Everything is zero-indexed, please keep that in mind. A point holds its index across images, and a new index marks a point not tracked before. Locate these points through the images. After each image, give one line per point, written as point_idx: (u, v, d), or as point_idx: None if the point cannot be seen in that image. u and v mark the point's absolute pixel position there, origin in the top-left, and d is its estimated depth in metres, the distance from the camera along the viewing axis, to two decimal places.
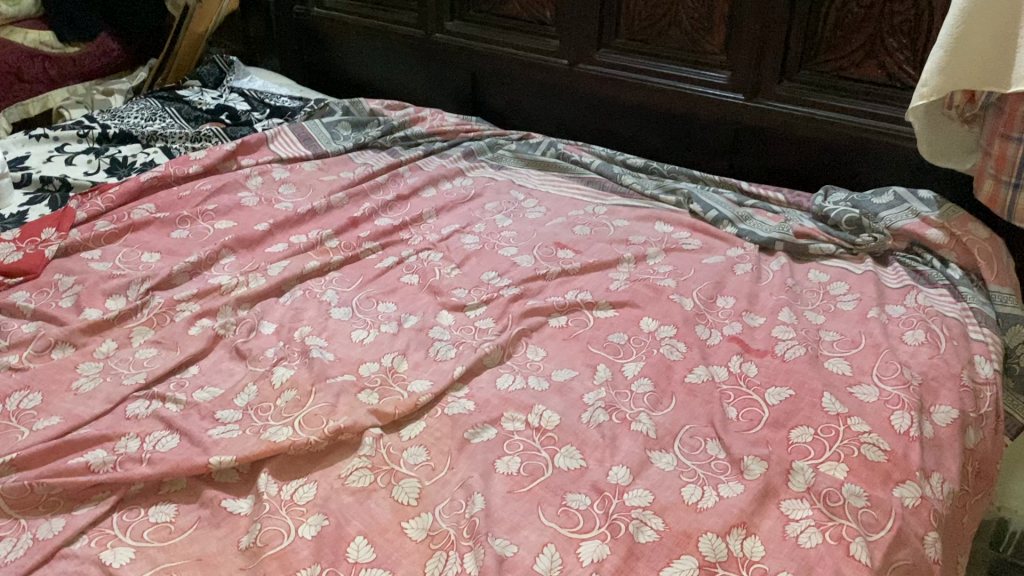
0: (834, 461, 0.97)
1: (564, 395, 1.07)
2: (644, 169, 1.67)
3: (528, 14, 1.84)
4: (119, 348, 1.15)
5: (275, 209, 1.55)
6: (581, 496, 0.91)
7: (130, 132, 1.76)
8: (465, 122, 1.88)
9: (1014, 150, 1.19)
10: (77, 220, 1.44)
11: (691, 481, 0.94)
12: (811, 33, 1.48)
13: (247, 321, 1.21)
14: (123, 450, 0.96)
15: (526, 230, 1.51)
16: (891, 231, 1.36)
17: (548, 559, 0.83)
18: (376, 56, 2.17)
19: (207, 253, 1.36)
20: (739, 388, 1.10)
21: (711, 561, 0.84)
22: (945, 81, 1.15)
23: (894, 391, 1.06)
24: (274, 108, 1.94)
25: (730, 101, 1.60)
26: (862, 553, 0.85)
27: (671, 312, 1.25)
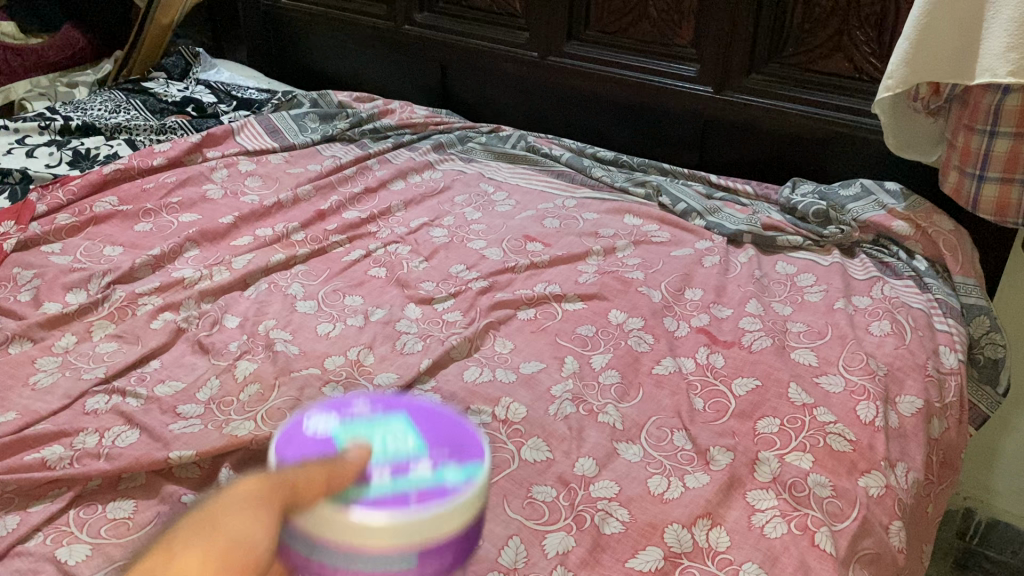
0: (800, 451, 0.97)
1: (531, 388, 1.07)
2: (614, 162, 1.66)
3: (498, 6, 1.83)
4: (78, 342, 1.13)
5: (240, 202, 1.53)
6: (546, 488, 0.91)
7: (92, 124, 1.73)
8: (435, 114, 1.87)
9: (978, 142, 1.19)
10: (37, 213, 1.41)
11: (657, 472, 0.93)
12: (780, 26, 1.48)
13: (210, 315, 1.19)
14: (80, 445, 0.94)
15: (495, 223, 1.50)
16: (859, 223, 1.36)
17: (513, 551, 0.83)
18: (344, 49, 2.15)
19: (170, 247, 1.33)
20: (706, 379, 1.10)
21: (676, 551, 0.84)
22: (910, 73, 1.16)
23: (860, 381, 1.07)
24: (241, 100, 1.91)
25: (700, 94, 1.60)
26: (827, 542, 0.85)
27: (639, 304, 1.24)
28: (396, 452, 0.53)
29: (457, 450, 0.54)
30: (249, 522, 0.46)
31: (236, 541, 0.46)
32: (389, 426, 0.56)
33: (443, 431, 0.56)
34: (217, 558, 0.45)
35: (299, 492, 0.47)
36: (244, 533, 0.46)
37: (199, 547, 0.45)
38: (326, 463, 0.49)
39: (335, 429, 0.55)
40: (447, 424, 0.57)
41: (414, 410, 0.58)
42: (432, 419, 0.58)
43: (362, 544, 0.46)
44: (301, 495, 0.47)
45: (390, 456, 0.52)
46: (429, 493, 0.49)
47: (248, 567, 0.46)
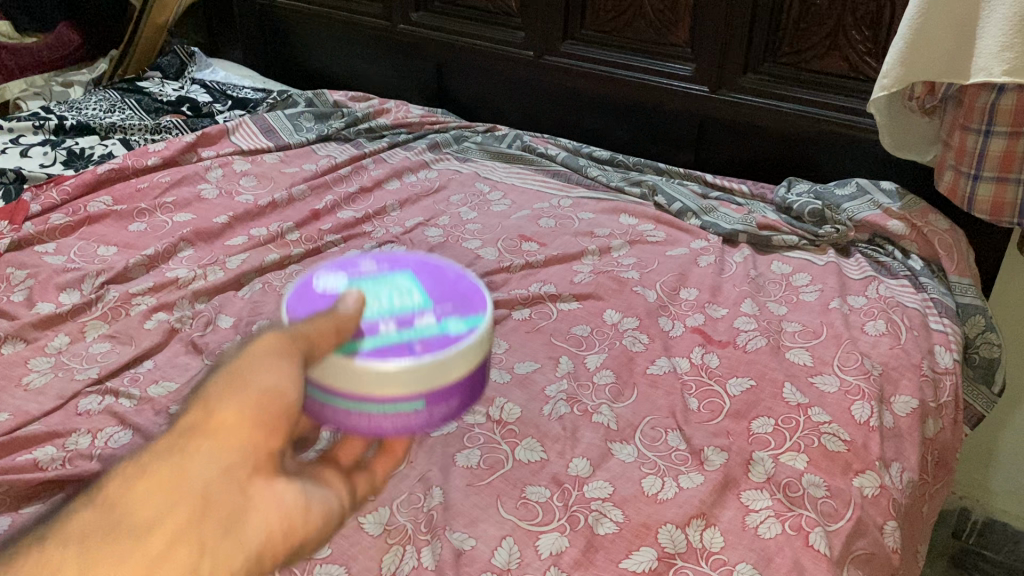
0: (794, 451, 0.97)
1: (526, 388, 1.07)
2: (609, 162, 1.66)
3: (492, 6, 1.82)
4: (71, 343, 1.13)
5: (235, 201, 1.52)
6: (540, 488, 0.91)
7: (87, 124, 1.72)
8: (431, 113, 1.87)
9: (973, 142, 1.19)
10: (31, 214, 1.41)
11: (651, 472, 0.93)
12: (775, 25, 1.47)
13: (203, 315, 1.18)
14: (72, 446, 0.94)
15: (490, 223, 1.50)
16: (854, 222, 1.36)
17: (506, 552, 0.83)
18: (340, 48, 2.14)
19: (164, 246, 1.33)
20: (701, 379, 1.09)
21: (670, 552, 0.84)
22: (905, 72, 1.16)
23: (855, 381, 1.07)
24: (236, 100, 1.91)
25: (696, 93, 1.59)
26: (821, 543, 0.85)
27: (634, 303, 1.24)
28: (402, 301, 0.64)
29: (459, 304, 0.64)
30: (275, 371, 0.52)
31: (265, 389, 0.51)
32: (391, 280, 0.67)
33: (443, 289, 0.66)
34: (252, 406, 0.50)
35: (314, 343, 0.55)
36: (271, 381, 0.52)
37: (232, 398, 0.50)
38: (335, 315, 0.57)
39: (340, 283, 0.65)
40: (446, 280, 0.68)
41: (415, 267, 0.69)
42: (432, 278, 0.68)
43: (372, 391, 0.56)
44: (317, 345, 0.55)
45: (396, 309, 0.62)
46: (437, 340, 0.59)
47: (279, 411, 0.52)
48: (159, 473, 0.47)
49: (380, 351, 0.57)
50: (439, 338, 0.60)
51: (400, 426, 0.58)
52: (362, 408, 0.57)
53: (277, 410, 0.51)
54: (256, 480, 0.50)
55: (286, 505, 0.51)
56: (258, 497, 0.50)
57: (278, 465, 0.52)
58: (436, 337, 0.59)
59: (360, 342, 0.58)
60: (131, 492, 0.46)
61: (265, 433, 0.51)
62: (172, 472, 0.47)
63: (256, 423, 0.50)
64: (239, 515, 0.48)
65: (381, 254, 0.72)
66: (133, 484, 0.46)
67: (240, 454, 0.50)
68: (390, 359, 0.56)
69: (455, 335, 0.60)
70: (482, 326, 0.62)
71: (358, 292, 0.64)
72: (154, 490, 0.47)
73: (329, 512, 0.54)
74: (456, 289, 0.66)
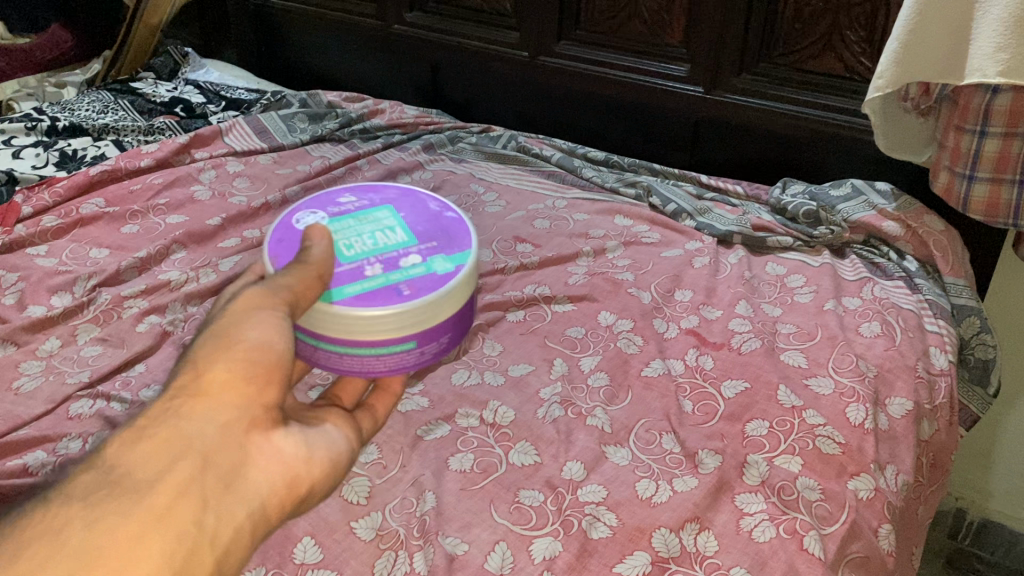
0: (788, 454, 0.97)
1: (519, 391, 1.06)
2: (604, 162, 1.66)
3: (487, 6, 1.82)
4: (63, 346, 1.12)
5: (228, 203, 1.52)
6: (534, 492, 0.90)
7: (79, 125, 1.72)
8: (425, 114, 1.87)
9: (968, 142, 1.19)
10: (23, 216, 1.40)
11: (645, 476, 0.93)
12: (770, 26, 1.47)
13: (196, 318, 1.17)
14: (63, 450, 0.93)
15: (485, 224, 1.49)
16: (849, 224, 1.36)
17: (499, 557, 0.82)
18: (334, 48, 2.14)
19: (156, 249, 1.33)
20: (696, 381, 1.09)
21: (664, 556, 0.83)
22: (899, 73, 1.16)
23: (850, 383, 1.06)
24: (230, 101, 1.90)
25: (691, 94, 1.59)
26: (816, 546, 0.85)
27: (629, 305, 1.24)
28: (388, 240, 0.72)
29: (442, 242, 0.73)
30: (266, 328, 0.60)
31: (257, 345, 0.59)
32: (375, 216, 0.75)
33: (426, 227, 0.75)
34: (245, 361, 0.58)
35: (298, 295, 0.63)
36: (261, 339, 0.59)
37: (224, 359, 0.58)
38: (322, 264, 0.65)
39: (327, 222, 0.73)
40: (426, 215, 0.77)
41: (393, 201, 0.78)
42: (414, 213, 0.77)
43: (364, 335, 0.66)
44: (307, 295, 0.64)
45: (381, 248, 0.71)
46: (424, 281, 0.69)
47: (271, 364, 0.59)
48: (161, 433, 0.53)
49: (370, 296, 0.66)
50: (425, 280, 0.69)
51: (394, 364, 0.68)
52: (358, 351, 0.67)
53: (264, 365, 0.59)
54: (253, 435, 0.57)
55: (284, 453, 0.58)
56: (258, 450, 0.57)
57: (275, 417, 0.59)
58: (422, 279, 0.69)
59: (351, 287, 0.67)
60: (134, 451, 0.52)
61: (257, 388, 0.58)
62: (172, 432, 0.54)
63: (247, 379, 0.58)
64: (241, 466, 0.55)
65: (361, 188, 0.80)
66: (136, 442, 0.52)
67: (236, 410, 0.57)
68: (381, 304, 0.66)
69: (440, 276, 0.69)
70: (464, 264, 0.72)
71: (345, 233, 0.72)
72: (157, 447, 0.53)
73: (328, 453, 0.63)
74: (438, 227, 0.75)
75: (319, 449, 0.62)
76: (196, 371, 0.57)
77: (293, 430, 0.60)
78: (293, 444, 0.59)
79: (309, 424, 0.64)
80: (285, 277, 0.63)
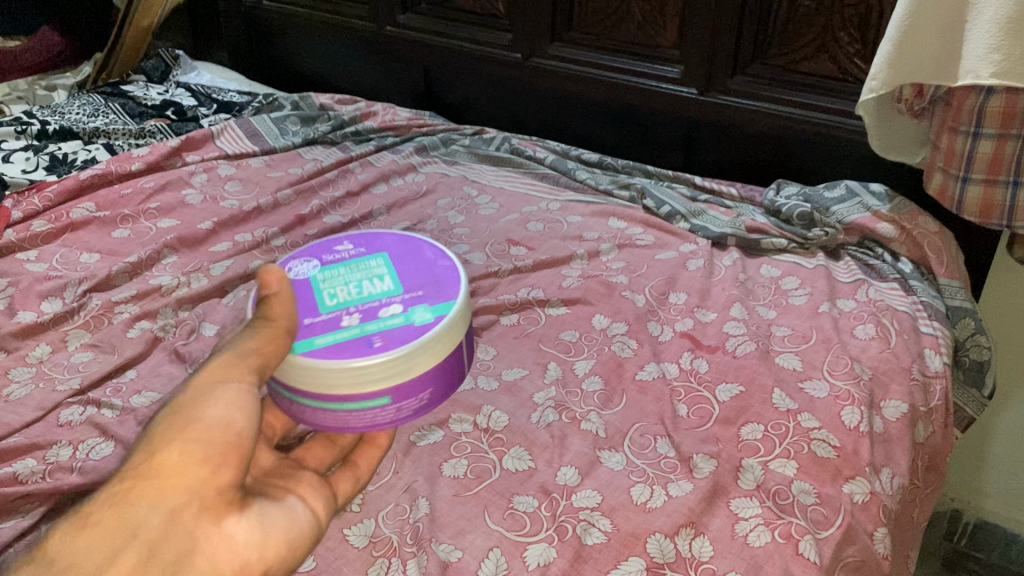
0: (784, 458, 0.96)
1: (513, 395, 1.06)
2: (598, 164, 1.65)
3: (480, 7, 1.81)
4: (53, 352, 1.12)
5: (220, 206, 1.51)
6: (528, 498, 0.90)
7: (70, 128, 1.71)
8: (418, 116, 1.86)
9: (962, 144, 1.18)
10: (13, 220, 1.39)
11: (640, 480, 0.92)
12: (763, 27, 1.47)
13: (187, 323, 1.17)
14: (53, 459, 0.93)
15: (478, 227, 1.49)
16: (843, 226, 1.36)
17: (493, 564, 0.82)
18: (326, 51, 2.13)
19: (147, 253, 1.32)
20: (690, 385, 1.09)
21: (659, 562, 0.83)
22: (893, 75, 1.16)
23: (845, 386, 1.06)
24: (222, 103, 1.89)
25: (684, 95, 1.59)
26: (811, 551, 0.84)
27: (622, 308, 1.23)
28: (374, 290, 0.75)
29: (430, 291, 0.75)
30: (229, 407, 0.60)
31: (215, 424, 0.58)
32: (368, 264, 0.78)
33: (418, 276, 0.77)
34: (198, 444, 0.57)
35: (262, 356, 0.63)
36: (220, 419, 0.59)
37: (177, 441, 0.57)
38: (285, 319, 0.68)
39: (318, 272, 0.78)
40: (424, 262, 0.79)
41: (395, 249, 0.81)
42: (411, 260, 0.80)
43: (332, 388, 0.68)
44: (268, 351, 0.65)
45: (362, 300, 0.74)
46: (399, 333, 0.70)
47: (228, 444, 0.58)
48: (104, 520, 0.53)
49: (338, 349, 0.69)
50: (400, 331, 0.70)
51: (370, 417, 0.70)
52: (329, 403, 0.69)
53: (221, 445, 0.58)
54: (204, 521, 0.56)
55: (235, 540, 0.57)
56: (209, 537, 0.56)
57: (229, 500, 0.58)
58: (396, 331, 0.70)
59: (321, 340, 0.70)
60: (76, 541, 0.53)
61: (211, 470, 0.57)
62: (115, 519, 0.54)
63: (200, 461, 0.57)
64: (187, 556, 0.55)
65: (368, 234, 0.84)
66: (77, 533, 0.53)
67: (186, 495, 0.56)
68: (348, 358, 0.68)
69: (417, 327, 0.70)
70: (449, 314, 0.72)
71: (334, 284, 0.76)
72: (98, 536, 0.53)
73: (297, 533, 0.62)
74: (431, 276, 0.77)
75: (277, 532, 0.61)
76: (149, 451, 0.56)
77: (250, 512, 0.59)
78: (249, 528, 0.58)
79: (276, 499, 0.64)
80: (249, 340, 0.64)
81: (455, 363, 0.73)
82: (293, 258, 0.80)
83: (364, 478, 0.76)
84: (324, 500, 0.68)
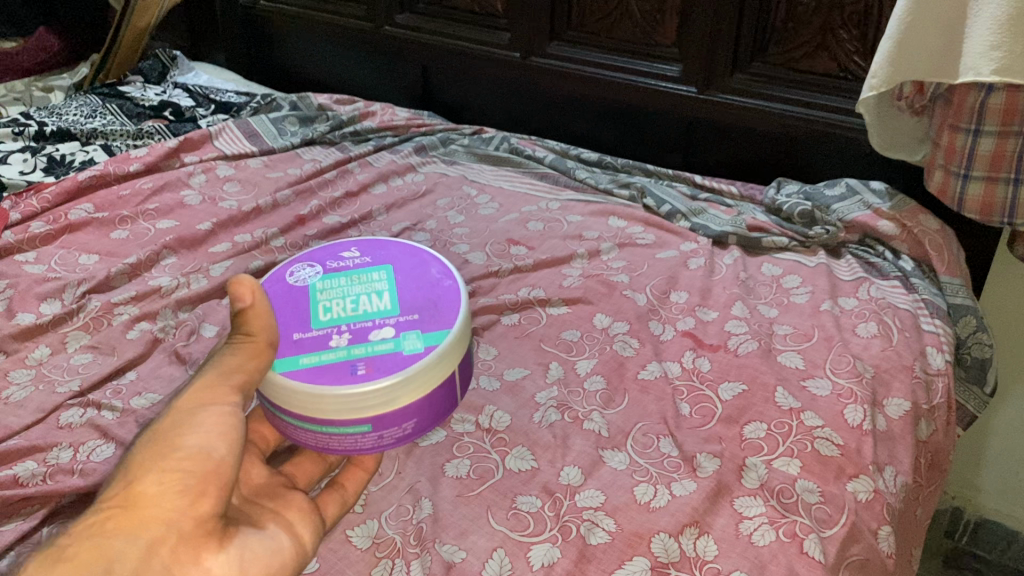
0: (788, 456, 0.96)
1: (515, 395, 1.05)
2: (598, 163, 1.65)
3: (478, 6, 1.81)
4: (52, 354, 1.11)
5: (218, 207, 1.50)
6: (531, 498, 0.89)
7: (68, 129, 1.70)
8: (417, 116, 1.85)
9: (963, 141, 1.18)
10: (11, 222, 1.39)
11: (643, 480, 0.92)
12: (762, 25, 1.46)
13: (187, 324, 1.16)
14: (53, 461, 0.92)
15: (478, 227, 1.48)
16: (844, 223, 1.36)
17: (497, 564, 0.81)
18: (324, 51, 2.12)
19: (146, 254, 1.31)
20: (692, 384, 1.08)
21: (663, 562, 0.82)
22: (893, 72, 1.15)
23: (847, 384, 1.06)
24: (220, 104, 1.89)
25: (683, 94, 1.58)
26: (816, 550, 0.84)
27: (623, 307, 1.23)
28: (369, 308, 0.83)
29: (423, 317, 0.81)
30: (209, 437, 0.64)
31: (194, 453, 0.62)
32: (367, 282, 0.86)
33: (415, 298, 0.84)
34: (177, 472, 0.60)
35: (248, 374, 0.69)
36: (199, 448, 0.63)
37: (157, 471, 0.60)
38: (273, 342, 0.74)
39: (319, 283, 0.86)
40: (421, 285, 0.86)
41: (395, 267, 0.89)
42: (411, 280, 0.87)
43: (318, 412, 0.75)
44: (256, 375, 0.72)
45: (354, 321, 0.81)
46: (384, 361, 0.77)
47: (208, 471, 0.62)
48: (80, 554, 0.55)
49: (324, 371, 0.76)
50: (386, 358, 0.77)
51: (353, 440, 0.78)
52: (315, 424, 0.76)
53: (200, 472, 0.61)
54: (182, 555, 0.58)
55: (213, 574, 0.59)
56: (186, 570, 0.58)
57: (208, 530, 0.61)
58: (383, 359, 0.77)
59: (309, 360, 0.77)
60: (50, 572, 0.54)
61: (190, 500, 0.60)
62: (92, 552, 0.55)
63: (181, 490, 0.60)
64: None
65: (375, 250, 0.92)
66: (52, 564, 0.54)
67: (164, 526, 0.58)
68: (337, 383, 0.75)
69: (403, 355, 0.77)
70: (437, 345, 0.79)
71: (333, 300, 0.84)
72: (76, 567, 0.54)
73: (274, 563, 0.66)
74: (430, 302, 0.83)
75: (254, 566, 0.63)
76: (128, 481, 0.59)
77: (229, 546, 0.61)
78: (227, 563, 0.60)
79: (258, 527, 0.67)
80: (230, 358, 0.69)
81: (443, 396, 0.80)
82: (299, 266, 0.90)
83: (349, 500, 0.84)
84: (312, 528, 0.72)
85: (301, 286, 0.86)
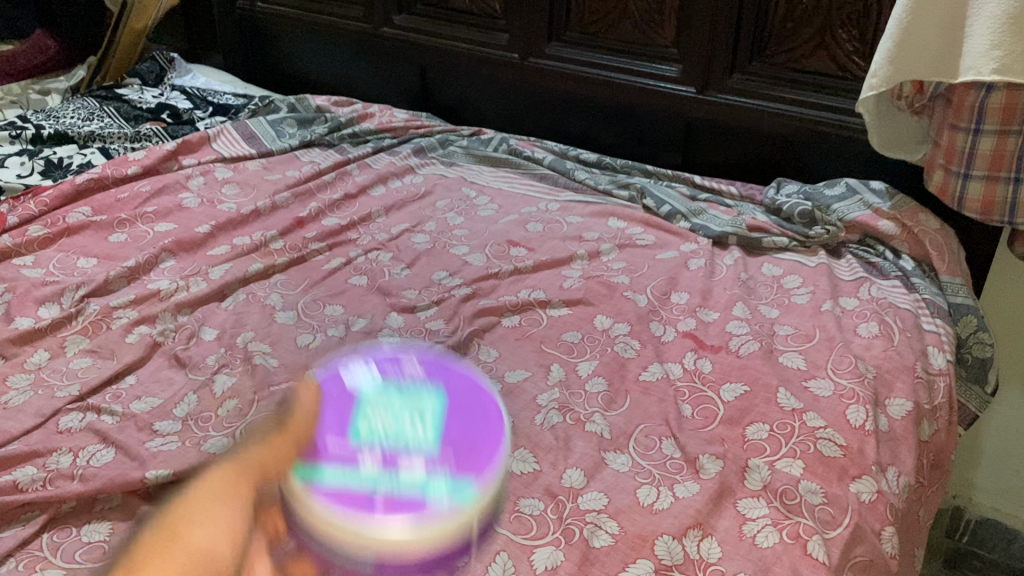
0: (790, 457, 0.96)
1: (516, 397, 1.05)
2: (597, 164, 1.65)
3: (477, 8, 1.81)
4: (51, 358, 1.11)
5: (217, 210, 1.50)
6: (534, 501, 0.89)
7: (65, 132, 1.70)
8: (415, 117, 1.85)
9: (963, 140, 1.18)
10: (9, 225, 1.38)
11: (646, 482, 0.92)
12: (761, 25, 1.47)
13: (187, 328, 1.16)
14: (53, 466, 0.91)
15: (478, 228, 1.48)
16: (844, 223, 1.35)
17: (500, 571, 0.80)
18: (322, 53, 2.12)
19: (145, 257, 1.31)
20: (694, 385, 1.08)
21: (667, 564, 0.82)
22: (893, 71, 1.15)
23: (849, 385, 1.06)
24: (217, 106, 1.88)
25: (682, 94, 1.58)
26: (819, 551, 0.83)
27: (624, 309, 1.23)
28: (411, 433, 0.65)
29: (465, 459, 0.63)
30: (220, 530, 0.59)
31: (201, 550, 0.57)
32: (424, 402, 0.69)
33: (462, 419, 0.67)
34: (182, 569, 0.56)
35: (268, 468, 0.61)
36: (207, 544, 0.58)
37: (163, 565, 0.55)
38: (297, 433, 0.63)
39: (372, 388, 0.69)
40: (480, 422, 0.68)
41: (461, 390, 0.72)
42: (468, 415, 0.68)
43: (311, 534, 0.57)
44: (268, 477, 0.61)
45: (392, 441, 0.64)
46: (407, 502, 0.59)
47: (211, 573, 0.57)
48: None
49: (340, 494, 0.59)
50: (408, 500, 0.59)
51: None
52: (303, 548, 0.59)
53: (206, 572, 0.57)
54: None
55: None
56: None
57: None
58: (404, 499, 0.59)
59: (329, 471, 0.60)
60: None
61: None
62: None
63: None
64: None
65: (448, 366, 0.75)
66: None
67: None
68: (345, 512, 0.58)
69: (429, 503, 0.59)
70: (467, 498, 0.60)
71: (380, 411, 0.67)
72: None
73: None
74: (475, 419, 0.68)
75: None
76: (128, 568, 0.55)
77: None
78: None
79: None
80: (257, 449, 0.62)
81: (456, 553, 0.59)
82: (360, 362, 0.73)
83: None
84: None
85: (352, 389, 0.69)
